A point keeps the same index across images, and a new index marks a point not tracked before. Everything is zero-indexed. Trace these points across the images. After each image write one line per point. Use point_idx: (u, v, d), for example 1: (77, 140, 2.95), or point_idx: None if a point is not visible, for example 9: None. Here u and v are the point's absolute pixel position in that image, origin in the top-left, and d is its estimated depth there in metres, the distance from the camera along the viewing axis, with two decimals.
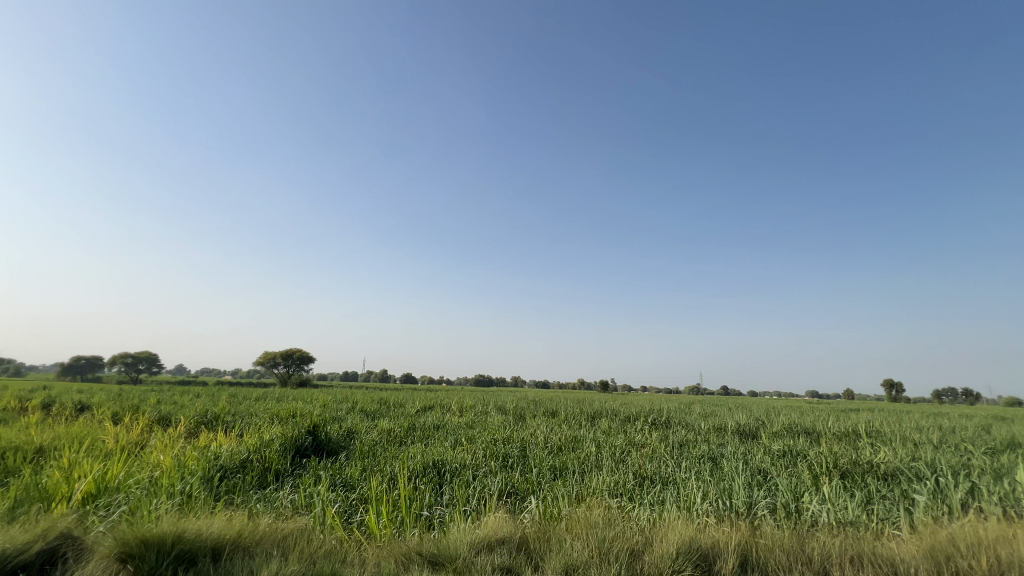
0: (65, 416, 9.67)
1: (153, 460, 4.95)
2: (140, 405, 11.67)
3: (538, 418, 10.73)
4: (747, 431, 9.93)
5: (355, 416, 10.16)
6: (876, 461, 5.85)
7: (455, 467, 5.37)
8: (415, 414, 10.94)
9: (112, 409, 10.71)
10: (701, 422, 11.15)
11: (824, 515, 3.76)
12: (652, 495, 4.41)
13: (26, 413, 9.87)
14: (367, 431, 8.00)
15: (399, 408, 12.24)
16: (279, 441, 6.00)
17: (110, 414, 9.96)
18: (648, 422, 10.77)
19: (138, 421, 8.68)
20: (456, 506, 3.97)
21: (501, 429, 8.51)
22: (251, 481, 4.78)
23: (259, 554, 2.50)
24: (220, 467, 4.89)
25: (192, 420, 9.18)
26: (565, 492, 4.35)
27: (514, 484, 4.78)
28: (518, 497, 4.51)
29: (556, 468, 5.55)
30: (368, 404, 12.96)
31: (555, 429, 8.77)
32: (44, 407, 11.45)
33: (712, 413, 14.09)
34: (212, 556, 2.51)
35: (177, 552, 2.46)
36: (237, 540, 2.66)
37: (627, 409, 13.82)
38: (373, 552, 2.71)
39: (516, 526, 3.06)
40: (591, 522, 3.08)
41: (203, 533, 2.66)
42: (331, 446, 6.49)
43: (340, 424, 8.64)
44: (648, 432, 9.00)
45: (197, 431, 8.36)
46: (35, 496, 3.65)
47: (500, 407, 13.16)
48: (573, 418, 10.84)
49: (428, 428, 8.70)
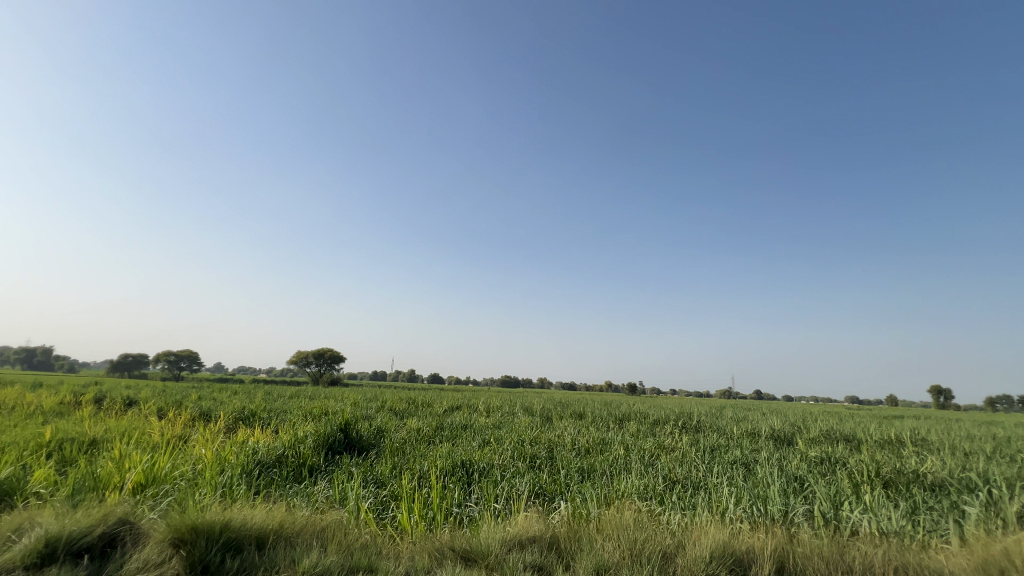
0: (114, 409, 10.48)
1: (196, 454, 5.19)
2: (183, 401, 12.23)
3: (565, 419, 10.69)
4: (783, 437, 9.61)
5: (385, 414, 10.42)
6: (923, 469, 5.60)
7: (483, 466, 5.42)
8: (443, 414, 11.11)
9: (160, 404, 11.36)
10: (734, 427, 10.85)
11: (865, 524, 3.63)
12: (684, 499, 4.33)
13: (82, 406, 10.68)
14: (397, 429, 8.17)
15: (428, 408, 12.40)
16: (312, 437, 6.20)
17: (155, 408, 10.60)
18: (677, 426, 10.56)
19: (181, 417, 9.12)
20: (485, 504, 4.03)
21: (528, 429, 8.54)
22: (286, 476, 4.95)
23: (299, 544, 2.60)
24: (257, 461, 5.08)
25: (230, 416, 9.56)
26: (594, 494, 4.32)
27: (542, 485, 4.78)
28: (546, 498, 4.52)
29: (584, 470, 5.53)
30: (396, 403, 13.20)
31: (582, 431, 8.72)
32: (96, 401, 12.12)
33: (744, 417, 13.72)
34: (257, 545, 2.63)
35: (225, 539, 2.58)
36: (279, 531, 2.77)
37: (655, 412, 13.63)
38: (406, 546, 2.78)
39: (546, 525, 3.08)
40: (622, 524, 3.06)
41: (248, 523, 2.78)
42: (362, 444, 6.66)
43: (370, 422, 8.83)
44: (678, 436, 8.83)
45: (236, 426, 8.76)
46: (91, 485, 3.88)
47: (526, 408, 13.14)
48: (601, 420, 10.73)
49: (455, 428, 8.78)
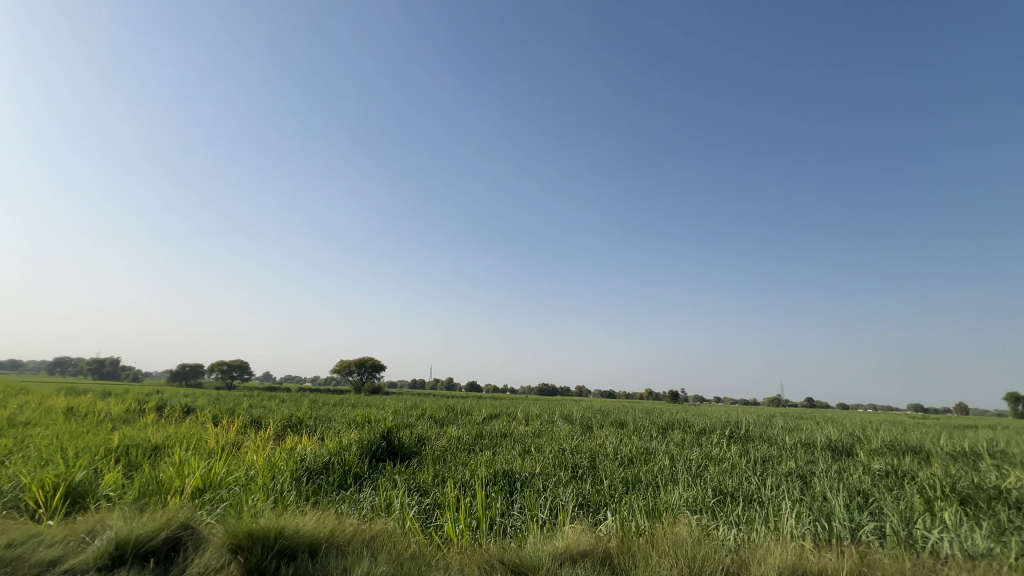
0: (174, 416, 11.07)
1: (248, 460, 5.39)
2: (236, 408, 12.80)
3: (606, 428, 10.47)
4: (841, 448, 9.04)
5: (425, 422, 10.54)
6: (1007, 485, 5.10)
7: (525, 475, 5.36)
8: (482, 422, 11.09)
9: (215, 411, 11.95)
10: (786, 436, 10.30)
11: (946, 545, 3.33)
12: (738, 513, 4.11)
13: (146, 413, 11.36)
14: (437, 437, 8.22)
15: (467, 416, 12.45)
16: (357, 445, 6.32)
17: (211, 416, 11.13)
18: (725, 435, 10.12)
19: (234, 424, 9.53)
20: (530, 515, 3.96)
21: (569, 438, 8.41)
22: (333, 482, 5.06)
23: (350, 553, 2.63)
24: (305, 468, 5.23)
25: (279, 423, 9.92)
26: (642, 506, 4.18)
27: (586, 496, 4.67)
28: (591, 509, 4.41)
29: (629, 480, 5.36)
30: (436, 411, 13.30)
31: (625, 440, 8.51)
32: (158, 409, 12.89)
33: (795, 426, 13.07)
34: (309, 553, 2.67)
35: (279, 546, 2.63)
36: (330, 538, 2.81)
37: (699, 420, 13.17)
38: (456, 557, 2.76)
39: (596, 539, 2.99)
40: (678, 539, 2.94)
41: (301, 530, 2.84)
42: (404, 451, 6.74)
43: (411, 429, 8.93)
44: (726, 446, 8.46)
45: (285, 433, 9.08)
46: (154, 489, 4.10)
47: (566, 416, 12.97)
48: (643, 429, 10.46)
49: (495, 436, 8.74)
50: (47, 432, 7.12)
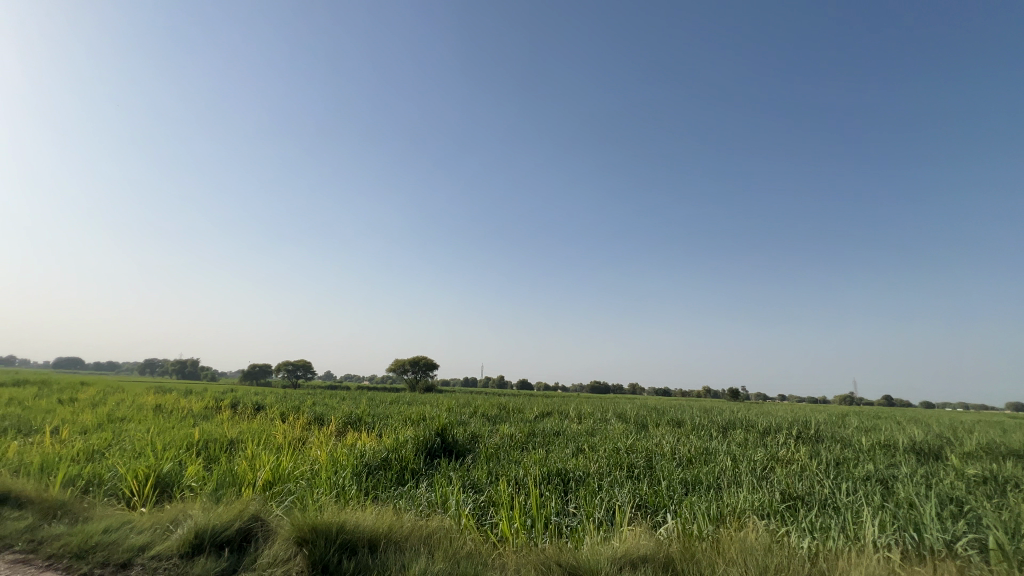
0: (246, 413, 11.84)
1: (313, 455, 5.66)
2: (301, 406, 13.53)
3: (662, 427, 10.13)
4: (928, 451, 8.22)
5: (478, 420, 10.67)
6: None
7: (579, 474, 5.26)
8: (534, 420, 11.08)
9: (282, 408, 12.68)
10: (862, 437, 9.54)
11: None
12: (812, 520, 3.83)
13: (222, 410, 12.24)
14: (490, 435, 8.29)
15: (519, 414, 12.47)
16: (412, 441, 6.48)
17: (279, 413, 11.82)
18: (792, 435, 9.51)
19: (299, 420, 10.07)
20: (585, 515, 3.88)
21: (623, 437, 8.21)
22: (391, 478, 5.20)
23: (408, 549, 2.67)
24: (365, 463, 5.42)
25: (340, 420, 10.38)
26: (704, 508, 3.99)
27: (643, 497, 4.52)
28: (649, 511, 4.26)
29: (688, 482, 5.14)
30: (489, 409, 13.44)
31: (683, 439, 8.19)
32: (232, 406, 13.87)
33: (873, 427, 12.08)
34: (369, 547, 2.74)
35: (341, 541, 2.71)
36: (388, 534, 2.87)
37: (763, 419, 12.50)
38: (512, 556, 2.73)
39: (657, 543, 2.86)
40: (746, 546, 2.76)
41: (360, 525, 2.91)
42: (458, 448, 6.83)
43: (464, 427, 9.06)
44: (794, 447, 7.93)
45: (345, 429, 9.47)
46: (230, 481, 4.38)
47: (619, 414, 12.68)
48: (702, 428, 10.03)
49: (547, 434, 8.69)
50: (140, 427, 7.82)
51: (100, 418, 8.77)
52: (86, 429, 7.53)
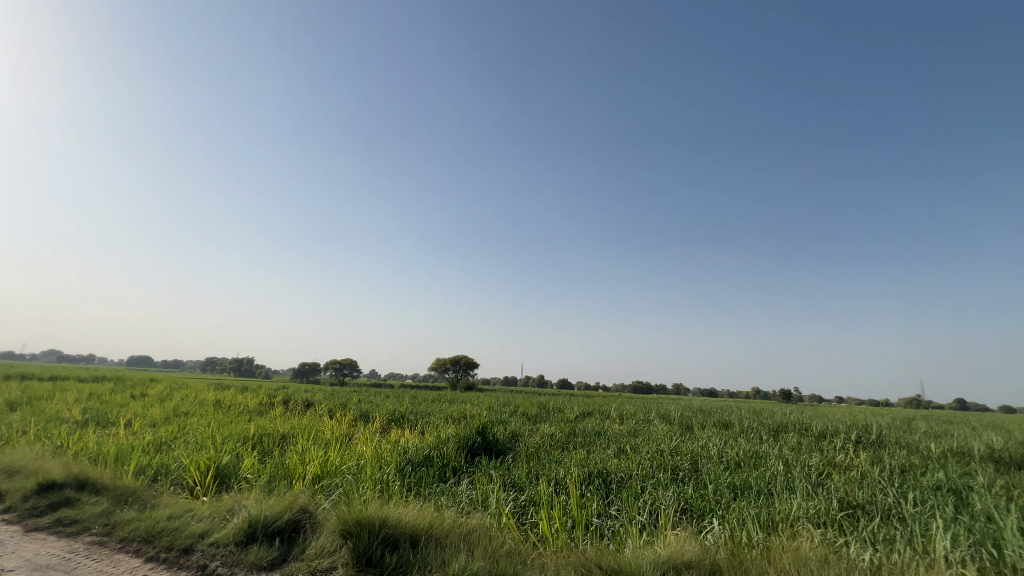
0: (297, 409, 12.40)
1: (359, 451, 5.84)
2: (348, 403, 14.02)
3: (709, 429, 9.78)
4: (1010, 460, 7.50)
5: (518, 419, 10.68)
6: None
7: (621, 476, 5.15)
8: (575, 420, 10.97)
9: (329, 405, 13.18)
10: (932, 443, 8.84)
11: None
12: (874, 531, 3.58)
13: (275, 406, 12.86)
14: (530, 434, 8.28)
15: (559, 413, 12.42)
16: (453, 439, 6.57)
17: (327, 409, 12.30)
18: (852, 440, 8.94)
19: (346, 417, 10.44)
20: (628, 518, 3.80)
21: (667, 439, 7.99)
22: (434, 475, 5.30)
23: (448, 546, 2.71)
24: (408, 460, 5.54)
25: (384, 417, 10.66)
26: (753, 514, 3.82)
27: (688, 500, 4.37)
28: (695, 516, 4.13)
29: (736, 486, 4.93)
30: (529, 408, 13.44)
31: (731, 442, 7.87)
32: (285, 403, 14.58)
33: (944, 432, 11.17)
34: (411, 543, 2.79)
35: (384, 535, 2.77)
36: (430, 531, 2.91)
37: (818, 423, 11.86)
38: (552, 557, 2.71)
39: (703, 549, 2.76)
40: (799, 555, 2.62)
41: (403, 520, 2.97)
42: (499, 447, 6.86)
43: (504, 426, 9.10)
44: (854, 452, 7.45)
45: (389, 427, 9.72)
46: (283, 474, 4.60)
47: (663, 415, 12.36)
48: (751, 431, 9.61)
49: (588, 434, 8.58)
50: (202, 422, 8.32)
51: (167, 412, 9.42)
52: (154, 422, 8.11)
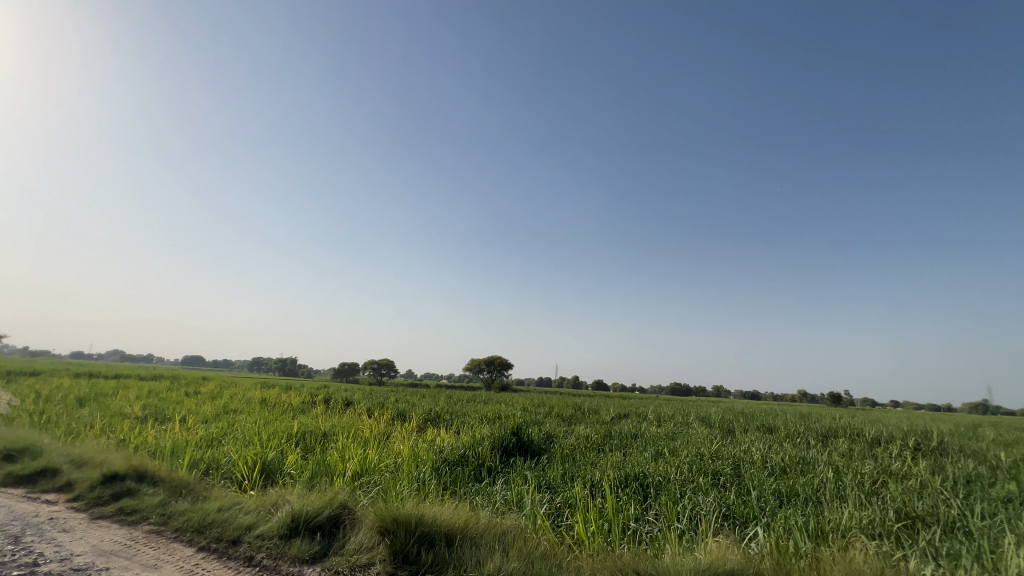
0: (338, 408, 12.78)
1: (397, 449, 5.95)
2: (386, 403, 14.33)
3: (752, 433, 9.42)
4: None
5: (553, 420, 10.62)
6: None
7: (659, 479, 5.03)
8: (611, 422, 10.80)
9: (368, 404, 13.51)
10: (1002, 452, 8.18)
11: None
12: (936, 544, 3.34)
13: (317, 405, 13.29)
14: (565, 435, 8.21)
15: (595, 415, 12.29)
16: (488, 440, 6.59)
17: (366, 408, 12.62)
18: (910, 447, 8.39)
19: (384, 416, 10.66)
20: (666, 523, 3.70)
21: (708, 442, 7.74)
22: (469, 475, 5.33)
23: (483, 546, 2.71)
24: (444, 459, 5.59)
25: (421, 417, 10.83)
26: (801, 523, 3.64)
27: (731, 507, 4.21)
28: (737, 522, 3.98)
29: (782, 493, 4.72)
30: (564, 409, 13.35)
31: (776, 447, 7.54)
32: (326, 401, 15.07)
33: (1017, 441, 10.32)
34: (446, 541, 2.81)
35: (420, 533, 2.80)
36: (465, 530, 2.93)
37: (872, 428, 11.20)
38: (588, 561, 2.67)
39: (745, 557, 2.65)
40: (852, 568, 2.47)
41: (438, 519, 2.99)
42: (534, 448, 6.83)
43: (539, 427, 9.06)
44: (913, 460, 6.99)
45: (425, 426, 9.87)
46: (324, 471, 4.74)
47: (703, 418, 12.00)
48: (798, 436, 9.18)
49: (625, 436, 8.43)
50: (249, 418, 8.71)
51: (218, 410, 9.93)
52: (206, 419, 8.55)
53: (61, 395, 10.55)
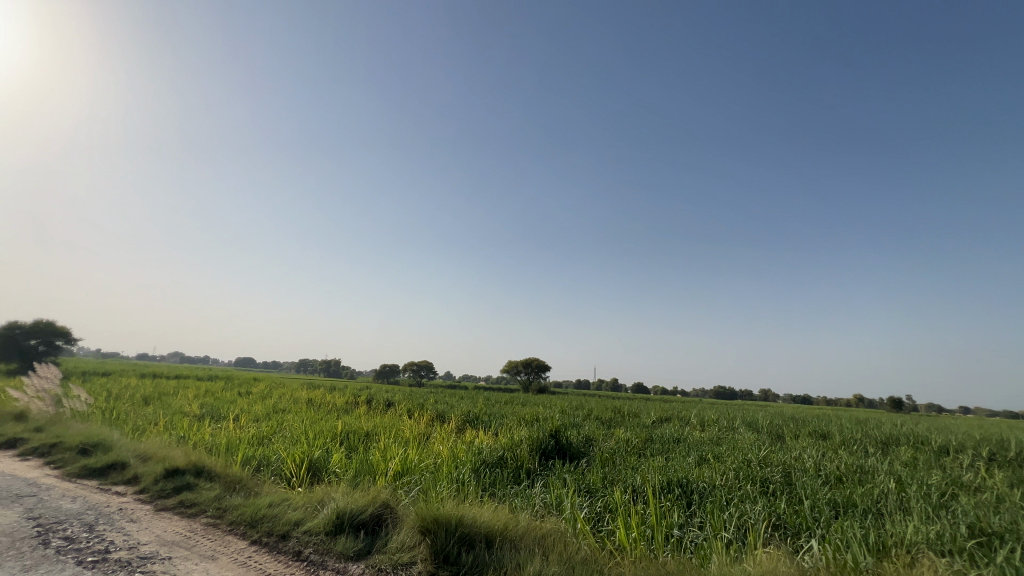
0: (379, 409, 13.12)
1: (437, 450, 6.03)
2: (425, 404, 14.58)
3: (804, 439, 8.95)
4: None
5: (592, 423, 10.48)
6: None
7: (704, 486, 4.86)
8: (652, 426, 10.55)
9: (409, 405, 13.80)
10: None
11: None
12: (1016, 564, 3.06)
13: (360, 405, 13.69)
14: (605, 439, 8.08)
15: (635, 418, 12.03)
16: (527, 442, 6.57)
17: (406, 409, 12.89)
18: (984, 458, 7.74)
19: (424, 417, 10.85)
20: (712, 532, 3.56)
21: (755, 448, 7.42)
22: (508, 477, 5.33)
23: (523, 549, 2.70)
24: (482, 460, 5.62)
25: (460, 418, 10.96)
26: (859, 535, 3.42)
27: (781, 517, 4.01)
28: (788, 533, 3.79)
29: (838, 504, 4.45)
30: (603, 412, 13.15)
31: (830, 455, 7.14)
32: (369, 402, 15.51)
33: None
34: (486, 543, 2.81)
35: (460, 534, 2.82)
36: (504, 532, 2.92)
37: (939, 436, 10.42)
38: (629, 568, 2.61)
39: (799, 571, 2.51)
40: None
41: (478, 521, 3.00)
42: (573, 451, 6.76)
43: (578, 430, 8.97)
44: (988, 472, 6.43)
45: (464, 427, 9.97)
46: (367, 470, 4.86)
47: (750, 423, 11.52)
48: (856, 443, 8.65)
49: (667, 441, 8.21)
50: (296, 418, 9.08)
51: (268, 409, 10.41)
52: (257, 418, 8.97)
53: (129, 394, 11.34)
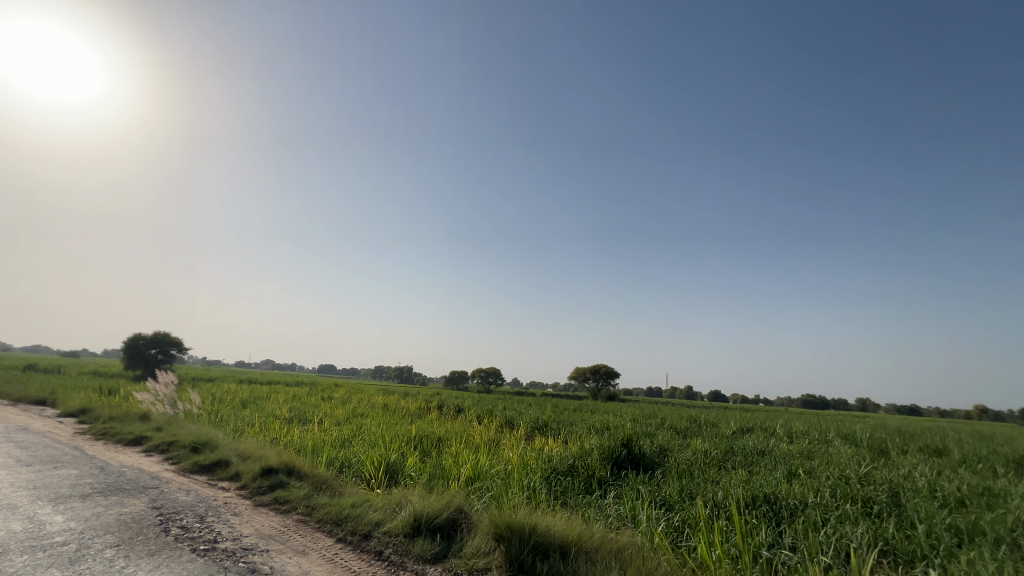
0: (450, 415, 13.48)
1: (506, 456, 6.06)
2: (494, 410, 14.77)
3: (913, 455, 7.96)
4: None
5: (666, 432, 10.04)
6: None
7: (795, 503, 4.46)
8: (732, 436, 9.90)
9: (478, 411, 14.03)
10: None
11: None
12: None
13: (432, 411, 14.13)
14: (681, 449, 7.70)
15: (713, 428, 11.36)
16: (598, 451, 6.42)
17: (475, 415, 13.12)
18: None
19: (493, 423, 10.98)
20: (808, 554, 3.25)
21: (854, 463, 6.71)
22: (579, 486, 5.23)
23: (599, 561, 2.63)
24: (552, 468, 5.57)
25: (528, 425, 10.96)
26: (992, 568, 2.96)
27: (890, 542, 3.58)
28: (900, 560, 3.37)
29: (961, 530, 3.89)
30: (678, 421, 12.56)
31: (948, 474, 6.28)
32: (439, 408, 15.97)
33: None
34: (561, 554, 2.77)
35: (534, 543, 2.79)
36: (579, 543, 2.86)
37: None
38: None
39: None
40: None
41: (552, 530, 2.96)
42: (646, 461, 6.51)
43: (651, 439, 8.62)
44: None
45: (533, 435, 9.95)
46: (441, 474, 4.99)
47: (847, 436, 10.45)
48: (980, 461, 7.55)
49: (751, 453, 7.65)
50: (374, 422, 9.57)
51: (348, 413, 11.04)
52: (339, 421, 9.56)
53: (230, 398, 12.53)
